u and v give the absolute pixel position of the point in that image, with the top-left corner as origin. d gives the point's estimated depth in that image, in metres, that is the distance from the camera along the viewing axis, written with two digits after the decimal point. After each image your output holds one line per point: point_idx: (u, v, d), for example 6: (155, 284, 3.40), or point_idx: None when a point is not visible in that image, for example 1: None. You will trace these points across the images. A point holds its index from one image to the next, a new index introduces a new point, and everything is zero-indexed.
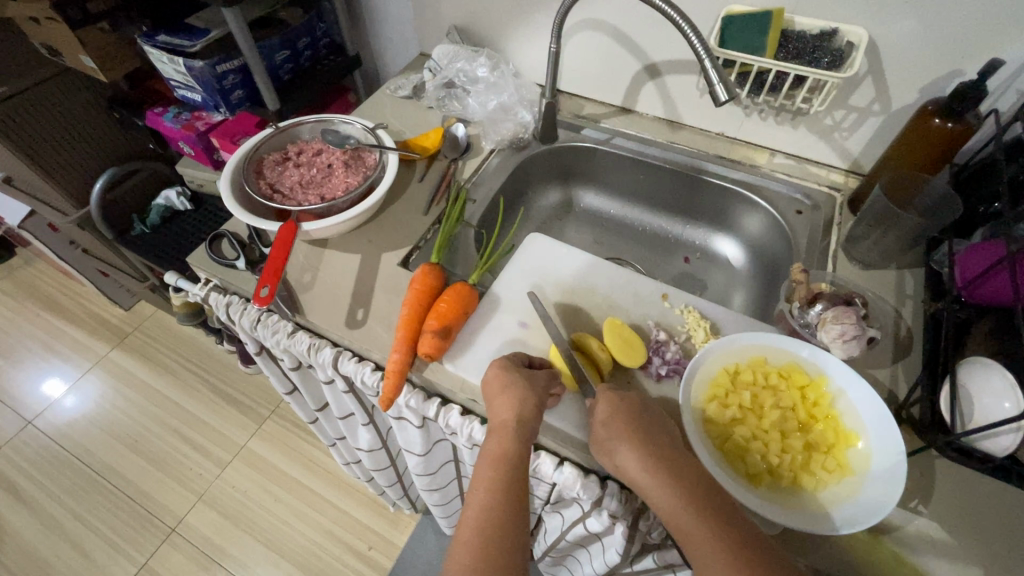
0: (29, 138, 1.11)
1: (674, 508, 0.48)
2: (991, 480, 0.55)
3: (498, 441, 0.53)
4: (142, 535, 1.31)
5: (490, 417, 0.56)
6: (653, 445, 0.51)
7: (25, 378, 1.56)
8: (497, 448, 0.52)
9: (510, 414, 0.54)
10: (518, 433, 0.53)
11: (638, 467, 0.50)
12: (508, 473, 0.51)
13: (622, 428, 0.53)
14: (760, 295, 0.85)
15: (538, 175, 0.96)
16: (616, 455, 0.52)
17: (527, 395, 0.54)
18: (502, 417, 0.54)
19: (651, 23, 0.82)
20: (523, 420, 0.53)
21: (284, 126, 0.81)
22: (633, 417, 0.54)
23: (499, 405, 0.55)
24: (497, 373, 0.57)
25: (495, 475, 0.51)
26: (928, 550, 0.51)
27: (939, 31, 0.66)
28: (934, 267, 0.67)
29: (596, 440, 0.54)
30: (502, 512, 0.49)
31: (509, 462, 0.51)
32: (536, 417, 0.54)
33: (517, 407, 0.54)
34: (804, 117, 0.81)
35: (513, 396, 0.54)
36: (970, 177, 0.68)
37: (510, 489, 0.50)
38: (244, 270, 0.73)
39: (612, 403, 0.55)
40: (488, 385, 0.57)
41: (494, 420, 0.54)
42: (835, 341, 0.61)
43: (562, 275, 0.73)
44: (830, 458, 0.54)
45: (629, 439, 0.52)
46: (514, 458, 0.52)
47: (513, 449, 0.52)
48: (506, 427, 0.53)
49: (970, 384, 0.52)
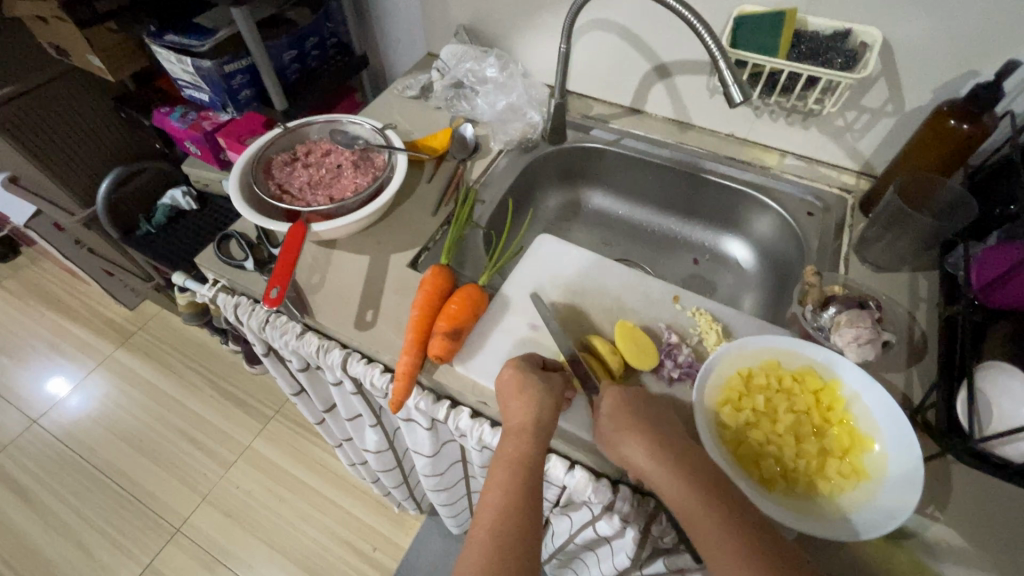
0: (36, 138, 1.11)
1: (690, 509, 0.47)
2: (1007, 486, 0.54)
3: (514, 443, 0.53)
4: (146, 536, 1.31)
5: (504, 420, 0.55)
6: (658, 436, 0.51)
7: (29, 377, 1.56)
8: (512, 449, 0.52)
9: (525, 417, 0.53)
10: (532, 436, 0.53)
11: (645, 458, 0.50)
12: (525, 476, 0.50)
13: (629, 421, 0.53)
14: (771, 298, 0.84)
15: (546, 177, 0.96)
16: (626, 450, 0.52)
17: (542, 398, 0.54)
18: (516, 420, 0.54)
19: (661, 23, 0.81)
20: (539, 423, 0.53)
21: (292, 126, 0.81)
22: (641, 412, 0.54)
23: (515, 408, 0.54)
24: (511, 375, 0.57)
25: (510, 477, 0.50)
26: (944, 555, 0.51)
27: (953, 33, 0.66)
28: (949, 270, 0.66)
29: (602, 433, 0.54)
30: (518, 513, 0.48)
31: (525, 465, 0.51)
32: (552, 420, 0.54)
33: (533, 410, 0.53)
34: (815, 118, 0.80)
35: (529, 398, 0.54)
36: (986, 179, 0.67)
37: (526, 491, 0.50)
38: (252, 271, 0.73)
39: (616, 399, 0.55)
40: (500, 387, 0.57)
41: (508, 423, 0.54)
42: (849, 344, 0.60)
43: (571, 276, 0.73)
44: (845, 463, 0.54)
45: (639, 436, 0.51)
46: (530, 462, 0.51)
47: (528, 451, 0.52)
48: (523, 431, 0.53)
49: (989, 392, 0.51)
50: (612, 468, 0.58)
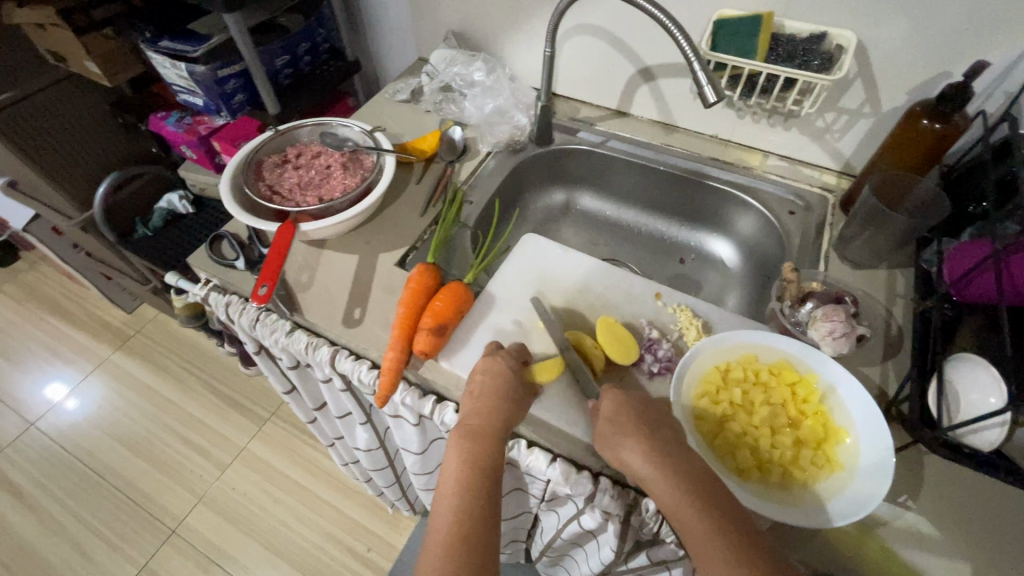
0: (34, 143, 1.13)
1: (670, 501, 0.48)
2: (977, 475, 0.56)
3: (466, 444, 0.53)
4: (142, 536, 1.32)
5: (462, 419, 0.56)
6: (657, 441, 0.51)
7: (27, 380, 1.57)
8: (468, 449, 0.53)
9: (484, 419, 0.55)
10: (490, 435, 0.54)
11: (644, 462, 0.50)
12: (480, 477, 0.51)
13: (632, 425, 0.53)
14: (754, 296, 0.86)
15: (534, 178, 0.97)
16: (626, 454, 0.51)
17: (501, 400, 0.55)
18: (475, 422, 0.55)
19: (644, 27, 0.83)
20: (496, 424, 0.54)
21: (283, 129, 0.83)
22: (642, 414, 0.54)
23: (479, 411, 0.55)
24: (484, 376, 0.58)
25: (466, 477, 0.51)
26: (915, 543, 0.52)
27: (924, 37, 0.68)
28: (923, 267, 0.68)
29: (601, 437, 0.54)
30: (472, 511, 0.49)
31: (480, 466, 0.52)
32: (509, 422, 0.55)
33: (492, 414, 0.55)
34: (795, 119, 0.82)
35: (494, 400, 0.56)
36: (959, 177, 0.69)
37: (480, 492, 0.50)
38: (243, 270, 0.74)
39: (616, 402, 0.55)
40: (467, 391, 0.58)
41: (466, 422, 0.55)
42: (824, 338, 0.61)
43: (556, 275, 0.74)
44: (819, 454, 0.55)
45: (640, 439, 0.51)
46: (482, 463, 0.52)
47: (483, 450, 0.53)
48: (479, 436, 0.54)
49: (957, 382, 0.53)
50: (594, 461, 0.59)
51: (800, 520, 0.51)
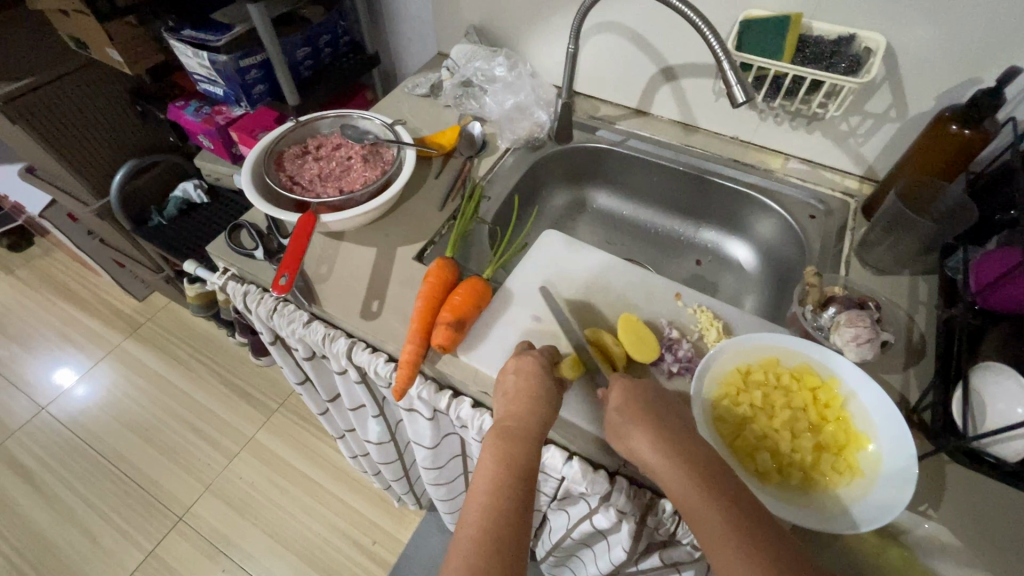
0: (53, 129, 1.14)
1: (679, 489, 0.48)
2: (998, 485, 0.55)
3: (503, 444, 0.52)
4: (150, 523, 1.33)
5: (498, 420, 0.56)
6: (667, 431, 0.52)
7: (39, 365, 1.59)
8: (503, 449, 0.52)
9: (517, 421, 0.54)
10: (527, 436, 0.53)
11: (651, 449, 0.51)
12: (512, 478, 0.50)
13: (640, 415, 0.53)
14: (772, 298, 0.85)
15: (552, 176, 0.97)
16: (635, 444, 0.52)
17: (534, 401, 0.55)
18: (511, 424, 0.54)
19: (668, 26, 0.82)
20: (533, 429, 0.54)
21: (304, 120, 0.83)
22: (652, 405, 0.54)
23: (513, 411, 0.55)
24: (515, 376, 0.58)
25: (500, 477, 0.50)
26: (936, 552, 0.51)
27: (955, 42, 0.67)
28: (948, 274, 0.67)
29: (611, 428, 0.55)
30: (504, 511, 0.48)
31: (513, 466, 0.51)
32: (542, 424, 0.55)
33: (527, 415, 0.55)
34: (819, 122, 0.81)
35: (527, 400, 0.56)
36: (985, 185, 0.68)
37: (514, 493, 0.50)
38: (263, 261, 0.74)
39: (626, 390, 0.56)
40: (499, 391, 0.59)
41: (502, 423, 0.55)
42: (848, 344, 0.61)
43: (575, 272, 0.74)
44: (841, 459, 0.54)
45: (648, 429, 0.52)
46: (516, 464, 0.51)
47: (519, 452, 0.52)
48: (513, 437, 0.53)
49: (983, 391, 0.52)
50: (610, 460, 0.59)
51: (819, 524, 0.50)
